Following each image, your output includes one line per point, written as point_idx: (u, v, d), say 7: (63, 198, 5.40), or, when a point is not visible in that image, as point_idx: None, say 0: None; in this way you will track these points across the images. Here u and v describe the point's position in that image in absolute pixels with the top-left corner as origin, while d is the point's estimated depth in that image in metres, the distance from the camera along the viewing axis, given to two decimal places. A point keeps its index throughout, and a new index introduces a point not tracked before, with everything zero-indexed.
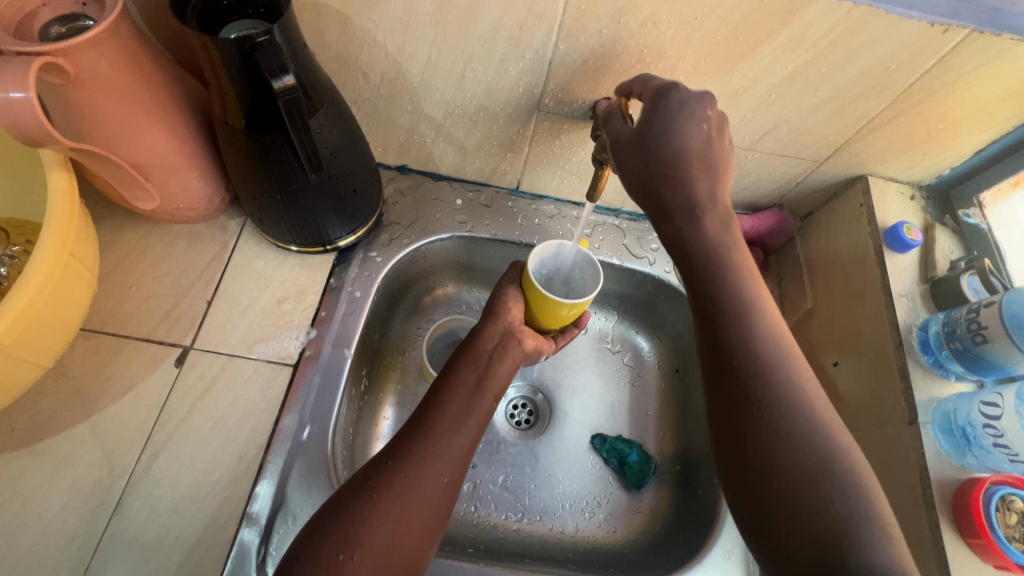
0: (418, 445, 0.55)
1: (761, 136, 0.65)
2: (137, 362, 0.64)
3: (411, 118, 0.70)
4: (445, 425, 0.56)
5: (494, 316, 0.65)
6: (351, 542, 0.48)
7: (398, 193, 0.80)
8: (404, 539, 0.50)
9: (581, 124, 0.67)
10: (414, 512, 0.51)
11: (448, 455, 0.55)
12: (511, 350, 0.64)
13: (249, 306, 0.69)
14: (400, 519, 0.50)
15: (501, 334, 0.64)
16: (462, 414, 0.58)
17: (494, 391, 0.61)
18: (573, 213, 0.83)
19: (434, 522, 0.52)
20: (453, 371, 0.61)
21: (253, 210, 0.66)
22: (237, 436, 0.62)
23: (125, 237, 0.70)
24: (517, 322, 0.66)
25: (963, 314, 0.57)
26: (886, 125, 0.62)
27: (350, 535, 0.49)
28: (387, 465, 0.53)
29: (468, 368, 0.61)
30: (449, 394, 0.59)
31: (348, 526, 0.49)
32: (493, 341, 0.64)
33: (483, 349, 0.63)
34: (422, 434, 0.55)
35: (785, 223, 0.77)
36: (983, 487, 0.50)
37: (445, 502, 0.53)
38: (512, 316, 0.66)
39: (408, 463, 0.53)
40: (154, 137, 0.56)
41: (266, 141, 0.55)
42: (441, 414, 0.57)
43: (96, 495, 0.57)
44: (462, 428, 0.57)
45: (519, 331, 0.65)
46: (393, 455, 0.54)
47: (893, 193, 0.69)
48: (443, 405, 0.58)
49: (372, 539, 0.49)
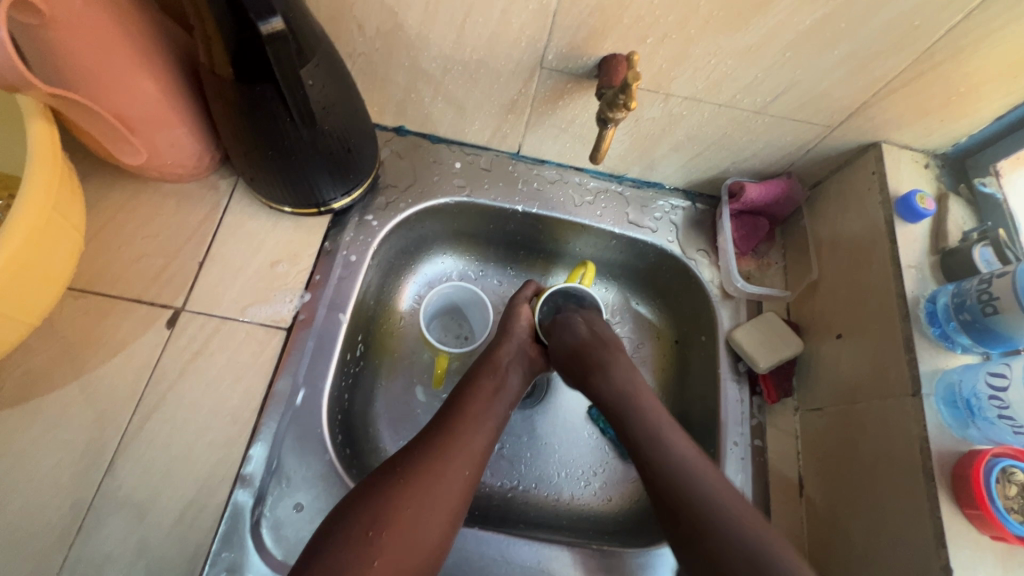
0: (441, 437, 0.55)
1: (773, 99, 0.63)
2: (128, 323, 0.63)
3: (409, 74, 0.67)
4: (466, 424, 0.57)
5: (508, 335, 0.68)
6: (378, 520, 0.49)
7: (395, 154, 0.77)
8: (428, 524, 0.51)
9: (585, 83, 0.64)
10: (437, 499, 0.52)
11: (469, 451, 0.56)
12: (523, 361, 0.67)
13: (241, 268, 0.67)
14: (424, 505, 0.51)
15: (515, 351, 0.67)
16: (483, 414, 0.59)
17: (510, 399, 0.63)
18: (576, 179, 0.81)
19: (457, 510, 0.53)
20: (474, 378, 0.63)
21: (244, 169, 0.64)
22: (230, 398, 0.61)
23: (113, 195, 0.67)
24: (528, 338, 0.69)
25: (974, 284, 0.55)
26: (905, 88, 0.59)
27: (377, 514, 0.49)
28: (411, 454, 0.54)
29: (487, 377, 0.63)
30: (469, 396, 0.60)
31: (375, 507, 0.50)
32: (508, 356, 0.66)
33: (499, 361, 0.65)
34: (444, 429, 0.56)
35: (793, 192, 0.75)
36: (985, 458, 0.49)
37: (467, 498, 0.54)
38: (523, 330, 0.69)
39: (433, 453, 0.54)
40: (139, 89, 0.54)
41: (255, 94, 0.52)
42: (463, 413, 0.58)
43: (88, 456, 0.57)
44: (480, 428, 0.58)
45: (529, 345, 0.68)
46: (418, 447, 0.55)
47: (906, 161, 0.67)
48: (465, 406, 0.59)
49: (398, 520, 0.49)
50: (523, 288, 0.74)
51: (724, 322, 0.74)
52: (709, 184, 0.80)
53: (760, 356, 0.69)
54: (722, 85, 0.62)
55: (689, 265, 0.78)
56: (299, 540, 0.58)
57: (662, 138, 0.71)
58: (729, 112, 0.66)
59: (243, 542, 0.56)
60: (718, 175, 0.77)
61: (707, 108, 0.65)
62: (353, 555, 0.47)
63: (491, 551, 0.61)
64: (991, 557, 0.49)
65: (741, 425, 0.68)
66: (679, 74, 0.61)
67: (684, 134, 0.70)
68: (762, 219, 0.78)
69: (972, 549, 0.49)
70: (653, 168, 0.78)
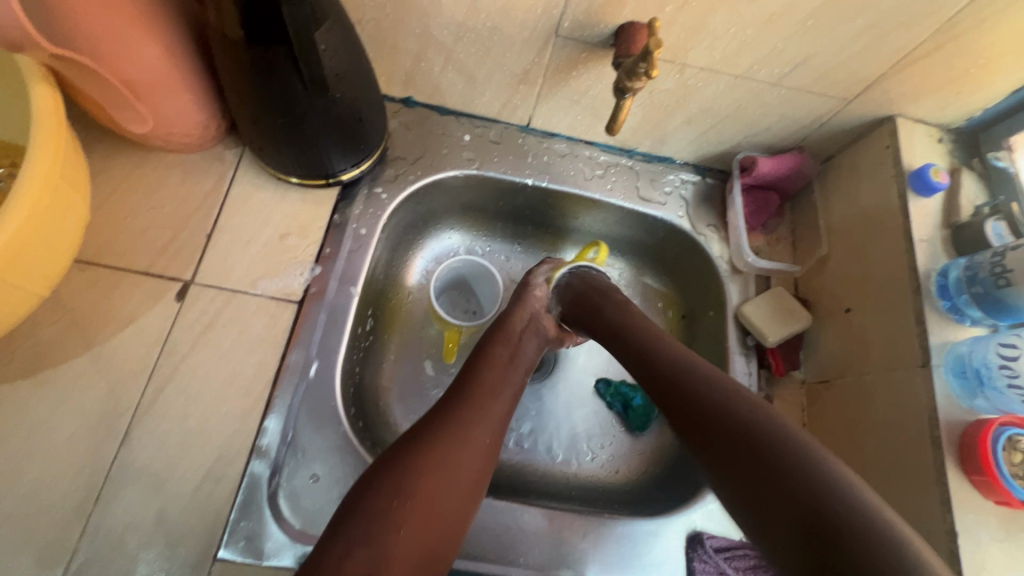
0: (460, 408, 0.56)
1: (789, 70, 0.62)
2: (137, 295, 0.62)
3: (419, 42, 0.65)
4: (484, 393, 0.58)
5: (520, 302, 0.68)
6: (402, 489, 0.49)
7: (403, 126, 0.76)
8: (453, 492, 0.51)
9: (600, 52, 0.63)
10: (462, 468, 0.52)
11: (489, 419, 0.56)
12: (537, 332, 0.67)
13: (251, 240, 0.66)
14: (447, 474, 0.51)
15: (528, 318, 0.67)
16: (499, 383, 0.60)
17: (526, 364, 0.64)
18: (586, 152, 0.80)
19: (478, 479, 0.53)
20: (488, 346, 0.63)
21: (252, 138, 0.62)
22: (243, 370, 0.61)
23: (116, 165, 0.66)
24: (541, 306, 0.69)
25: (987, 257, 0.56)
26: (923, 59, 0.58)
27: (401, 484, 0.49)
28: (431, 425, 0.54)
29: (502, 346, 0.63)
30: (484, 365, 0.61)
31: (400, 476, 0.50)
32: (521, 324, 0.66)
33: (513, 330, 0.65)
34: (462, 399, 0.57)
35: (804, 167, 0.75)
36: (993, 427, 0.50)
37: (488, 466, 0.54)
38: (537, 302, 0.68)
39: (454, 424, 0.54)
40: (147, 54, 0.52)
41: (268, 57, 0.51)
42: (479, 384, 0.59)
43: (103, 427, 0.57)
44: (498, 397, 0.59)
45: (544, 317, 0.68)
46: (436, 419, 0.55)
47: (920, 135, 0.67)
48: (480, 376, 0.60)
49: (421, 491, 0.49)
50: (538, 267, 0.72)
51: (733, 297, 0.75)
52: (720, 158, 0.80)
53: (769, 330, 0.70)
54: (740, 55, 0.61)
55: (699, 240, 0.78)
56: (316, 510, 0.58)
57: (676, 110, 0.70)
58: (745, 84, 0.65)
59: (261, 512, 0.56)
60: (730, 150, 0.77)
61: (723, 79, 0.64)
62: (380, 522, 0.47)
63: (505, 520, 0.62)
64: (995, 521, 0.50)
65: None
66: (697, 43, 0.60)
67: (698, 107, 0.69)
68: (773, 194, 0.78)
69: (977, 513, 0.51)
70: (664, 142, 0.77)
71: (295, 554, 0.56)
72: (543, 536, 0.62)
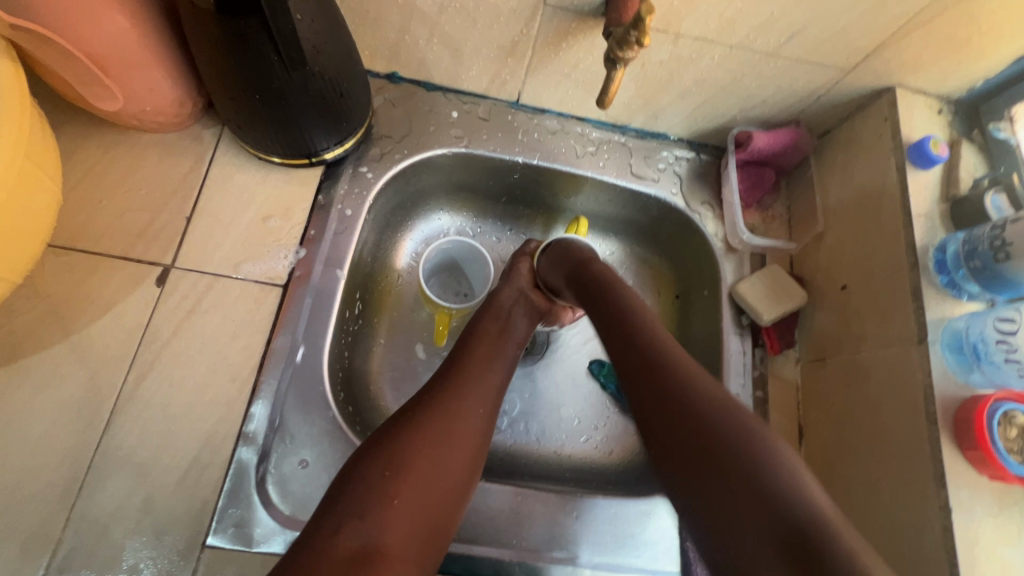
0: (452, 382, 0.55)
1: (786, 40, 0.60)
2: (115, 280, 0.60)
3: (402, 13, 0.63)
4: (474, 365, 0.58)
5: (508, 280, 0.68)
6: (395, 461, 0.48)
7: (389, 103, 0.74)
8: (449, 465, 0.50)
9: (591, 22, 0.61)
10: (455, 439, 0.51)
11: (482, 392, 0.55)
12: (527, 306, 0.66)
13: (232, 223, 0.64)
14: (440, 444, 0.50)
15: (515, 296, 0.66)
16: (491, 358, 0.59)
17: (519, 339, 0.63)
18: (577, 129, 0.78)
19: (476, 451, 0.52)
20: (476, 322, 0.63)
21: (230, 116, 0.60)
22: (228, 356, 0.60)
23: (90, 145, 0.63)
24: (528, 283, 0.68)
25: (986, 231, 0.54)
26: (924, 28, 0.56)
27: (395, 455, 0.48)
28: (424, 399, 0.53)
29: (491, 321, 0.63)
30: (474, 341, 0.60)
31: (393, 448, 0.49)
32: (510, 300, 0.66)
33: (502, 305, 0.65)
34: (451, 374, 0.56)
35: (801, 142, 0.73)
36: (989, 402, 0.50)
37: (486, 437, 0.53)
38: (523, 279, 0.68)
39: (446, 397, 0.53)
40: (112, 27, 0.50)
41: (239, 27, 0.48)
42: (473, 360, 0.58)
43: (84, 416, 0.55)
44: (490, 369, 0.58)
45: (531, 293, 0.67)
46: (427, 392, 0.54)
47: (919, 107, 0.65)
48: (472, 350, 0.59)
49: (414, 461, 0.48)
50: (526, 244, 0.74)
51: (727, 276, 0.74)
52: (715, 134, 0.78)
53: (763, 308, 0.69)
54: (736, 24, 0.58)
55: (692, 218, 0.76)
56: (306, 495, 0.57)
57: (669, 84, 0.68)
58: (740, 54, 0.63)
59: (249, 498, 0.55)
60: (724, 124, 0.75)
61: (717, 50, 0.62)
62: (372, 494, 0.46)
63: (498, 502, 0.61)
64: (989, 496, 0.50)
65: (743, 376, 0.69)
66: (691, 11, 0.57)
67: (692, 80, 0.67)
68: (768, 169, 0.76)
69: (970, 489, 0.50)
70: (658, 117, 0.75)
71: (285, 540, 0.55)
72: (536, 518, 0.62)
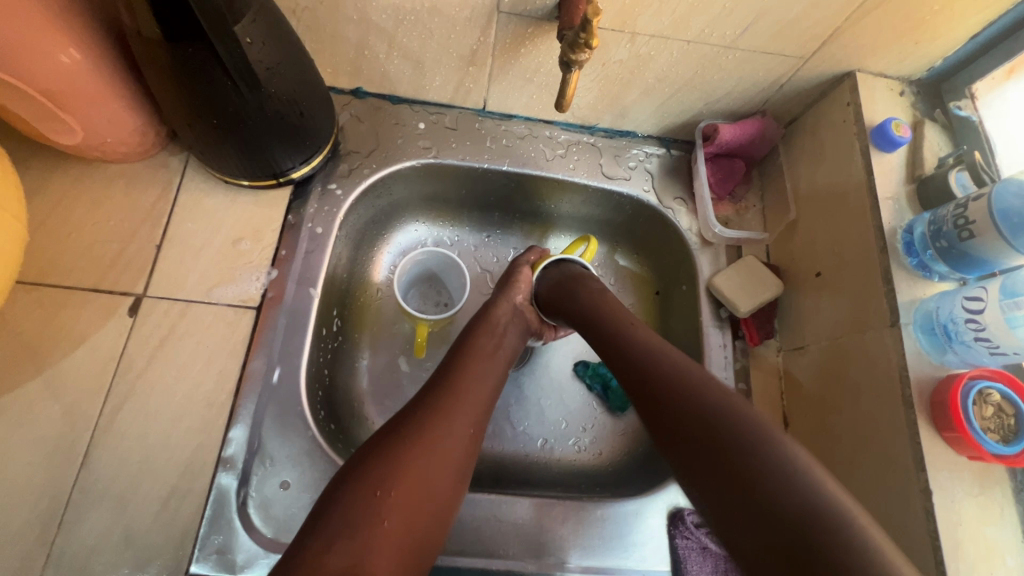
0: (445, 398, 0.54)
1: (742, 31, 0.60)
2: (87, 313, 0.60)
3: (360, 29, 0.63)
4: (467, 381, 0.57)
5: (505, 291, 0.67)
6: (386, 479, 0.47)
7: (355, 118, 0.74)
8: (436, 484, 0.49)
9: (546, 25, 0.61)
10: (445, 457, 0.51)
11: (470, 409, 0.55)
12: (521, 323, 0.67)
13: (202, 248, 0.64)
14: (431, 463, 0.50)
15: (512, 310, 0.66)
16: (484, 376, 0.58)
17: (509, 354, 0.63)
18: (546, 132, 0.78)
19: (462, 470, 0.52)
20: (472, 337, 0.62)
21: (192, 143, 0.60)
22: (203, 382, 0.60)
23: (56, 180, 0.64)
24: (523, 300, 0.68)
25: (950, 211, 0.54)
26: (876, 11, 0.56)
27: (385, 474, 0.48)
28: (416, 414, 0.52)
29: (485, 336, 0.62)
30: (470, 356, 0.60)
31: (383, 465, 0.48)
32: (505, 317, 0.65)
33: (498, 321, 0.65)
34: (444, 388, 0.55)
35: (768, 131, 0.73)
36: (962, 382, 0.49)
37: (471, 457, 0.53)
38: (519, 295, 0.68)
39: (438, 413, 0.53)
40: (64, 63, 0.50)
41: (189, 55, 0.48)
42: (465, 375, 0.57)
43: (61, 451, 0.55)
44: (481, 386, 0.58)
45: (527, 310, 0.68)
46: (419, 407, 0.53)
47: (881, 90, 0.65)
48: (464, 365, 0.59)
49: (406, 480, 0.48)
50: (525, 254, 0.73)
51: (704, 269, 0.74)
52: (684, 128, 0.78)
53: (740, 300, 0.69)
54: (690, 19, 0.58)
55: (666, 214, 0.76)
56: (288, 517, 0.57)
57: (632, 82, 0.68)
58: (698, 49, 0.63)
59: (231, 523, 0.55)
60: (691, 119, 0.75)
61: (675, 46, 0.62)
62: (363, 512, 0.45)
63: (483, 512, 0.61)
64: (968, 476, 0.49)
65: (726, 369, 0.69)
66: (644, 10, 0.57)
67: (654, 77, 0.67)
68: (739, 160, 0.76)
69: (951, 470, 0.50)
70: (625, 116, 0.75)
71: (269, 563, 0.55)
72: (520, 526, 0.61)
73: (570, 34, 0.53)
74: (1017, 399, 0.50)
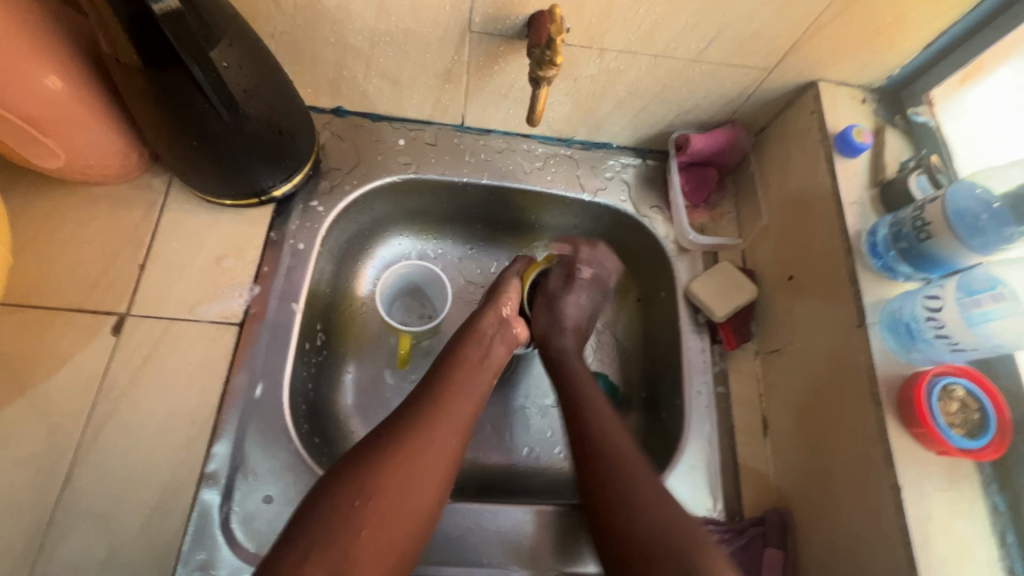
0: (429, 407, 0.54)
1: (706, 46, 0.62)
2: (71, 333, 0.60)
3: (338, 51, 0.65)
4: (454, 392, 0.57)
5: (492, 303, 0.69)
6: (368, 489, 0.48)
7: (336, 136, 0.75)
8: (417, 490, 0.50)
9: (517, 43, 0.63)
10: (428, 467, 0.51)
11: (455, 419, 0.55)
12: (506, 338, 0.67)
13: (186, 266, 0.65)
14: (415, 473, 0.50)
15: (498, 321, 0.67)
16: (470, 387, 0.58)
17: (495, 366, 0.63)
18: (524, 146, 0.80)
19: (445, 479, 0.53)
20: (459, 347, 0.62)
21: (174, 164, 0.62)
22: (187, 398, 0.60)
23: (40, 203, 0.65)
24: (510, 312, 0.69)
25: (909, 213, 0.56)
26: (832, 23, 0.59)
27: (366, 484, 0.48)
28: (399, 424, 0.53)
29: (472, 346, 0.63)
30: (456, 366, 0.60)
31: (365, 475, 0.49)
32: (492, 328, 0.66)
33: (484, 333, 0.65)
34: (429, 398, 0.56)
35: (738, 139, 0.75)
36: (926, 378, 0.51)
37: (454, 466, 0.54)
38: (507, 308, 0.69)
39: (423, 421, 0.53)
40: (45, 89, 0.51)
41: (166, 79, 0.50)
42: (450, 385, 0.57)
43: (44, 471, 0.55)
44: (468, 396, 0.58)
45: (514, 324, 0.68)
46: (402, 417, 0.53)
47: (843, 98, 0.67)
48: (450, 375, 0.59)
49: (387, 490, 0.48)
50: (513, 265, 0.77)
51: (682, 276, 0.75)
52: (657, 139, 0.80)
53: (716, 305, 0.70)
54: (655, 34, 0.60)
55: (643, 223, 0.78)
56: (272, 532, 0.58)
57: (604, 96, 0.70)
58: (665, 62, 0.65)
59: (213, 539, 0.56)
60: (664, 130, 0.77)
61: (643, 60, 0.64)
62: (342, 523, 0.46)
63: (466, 521, 0.61)
64: (937, 471, 0.51)
65: (705, 374, 0.70)
66: (610, 26, 0.60)
67: (625, 90, 0.69)
68: (711, 169, 0.78)
69: (920, 465, 0.51)
70: (600, 128, 0.77)
71: None
72: (504, 534, 0.62)
73: (538, 52, 0.56)
74: (981, 395, 0.51)
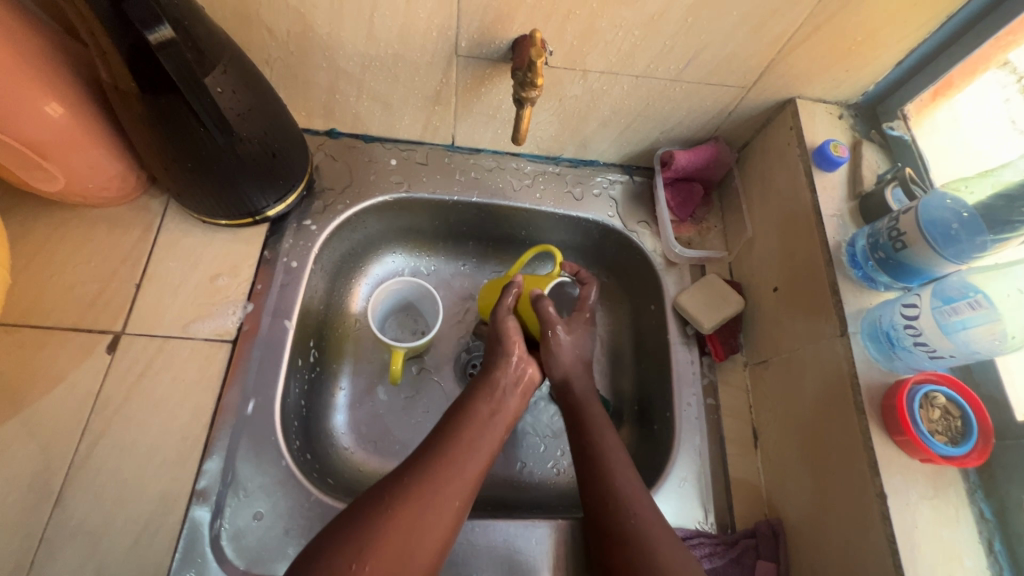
0: (431, 467, 0.53)
1: (685, 66, 0.64)
2: (66, 352, 0.61)
3: (329, 75, 0.67)
4: (460, 449, 0.56)
5: (501, 351, 0.65)
6: (361, 555, 0.47)
7: (329, 157, 0.77)
8: (416, 551, 0.49)
9: (501, 65, 0.65)
10: (428, 526, 0.50)
11: (460, 478, 0.54)
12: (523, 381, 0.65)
13: (180, 285, 0.67)
14: (412, 533, 0.49)
15: (512, 364, 0.64)
16: (479, 445, 0.57)
17: (508, 422, 0.61)
18: (513, 164, 0.81)
19: (446, 538, 0.51)
20: (471, 400, 0.61)
21: (170, 186, 0.63)
22: (179, 415, 0.61)
23: (39, 226, 0.66)
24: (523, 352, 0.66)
25: (885, 224, 0.58)
26: (805, 43, 0.61)
27: (361, 545, 0.47)
28: (402, 482, 0.52)
29: (483, 400, 0.61)
30: (465, 428, 0.58)
31: (354, 541, 0.48)
32: (508, 377, 0.64)
33: (495, 384, 0.63)
34: (434, 454, 0.55)
35: (722, 155, 0.77)
36: (907, 386, 0.51)
37: (455, 525, 0.52)
38: (516, 349, 0.65)
39: (426, 477, 0.52)
40: (45, 115, 0.53)
41: (163, 104, 0.52)
42: (458, 439, 0.56)
43: (36, 490, 0.56)
44: (476, 452, 0.56)
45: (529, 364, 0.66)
46: (407, 475, 0.53)
47: (821, 114, 0.69)
48: (455, 431, 0.57)
49: (384, 553, 0.47)
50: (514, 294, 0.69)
51: (669, 289, 0.76)
52: (643, 156, 0.82)
53: (703, 317, 0.71)
54: (635, 56, 0.63)
55: (631, 237, 0.79)
56: (262, 548, 0.58)
57: (589, 115, 0.73)
58: (646, 82, 0.67)
59: (203, 557, 0.56)
60: (649, 147, 0.79)
61: (624, 80, 0.67)
62: None
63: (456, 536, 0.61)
64: (921, 479, 0.51)
65: (694, 385, 0.70)
66: (592, 48, 0.62)
67: (609, 109, 0.71)
68: (696, 184, 0.80)
69: (905, 473, 0.51)
70: (586, 146, 0.79)
71: None
72: (495, 549, 0.61)
73: (522, 71, 0.58)
74: (962, 402, 0.52)
